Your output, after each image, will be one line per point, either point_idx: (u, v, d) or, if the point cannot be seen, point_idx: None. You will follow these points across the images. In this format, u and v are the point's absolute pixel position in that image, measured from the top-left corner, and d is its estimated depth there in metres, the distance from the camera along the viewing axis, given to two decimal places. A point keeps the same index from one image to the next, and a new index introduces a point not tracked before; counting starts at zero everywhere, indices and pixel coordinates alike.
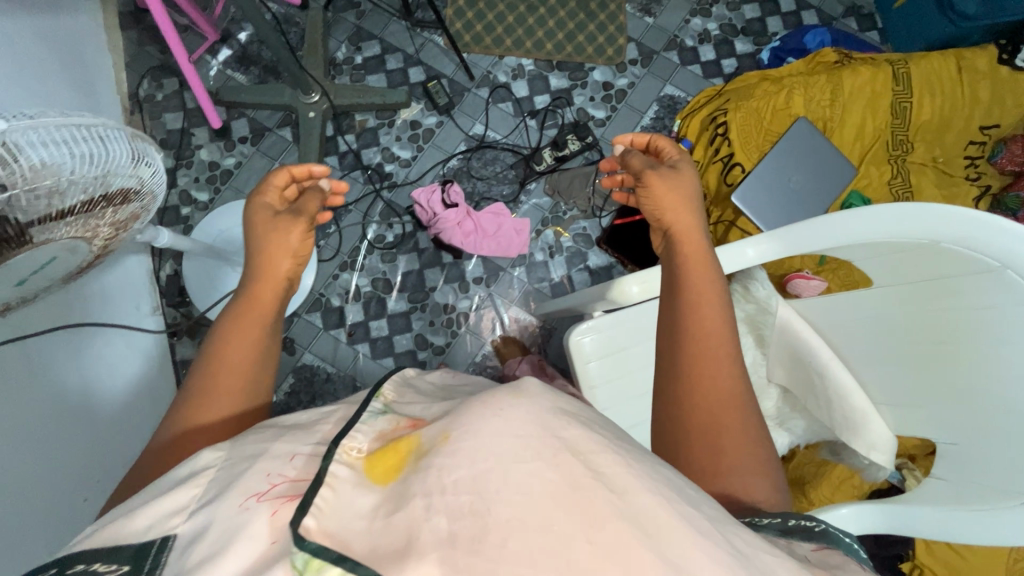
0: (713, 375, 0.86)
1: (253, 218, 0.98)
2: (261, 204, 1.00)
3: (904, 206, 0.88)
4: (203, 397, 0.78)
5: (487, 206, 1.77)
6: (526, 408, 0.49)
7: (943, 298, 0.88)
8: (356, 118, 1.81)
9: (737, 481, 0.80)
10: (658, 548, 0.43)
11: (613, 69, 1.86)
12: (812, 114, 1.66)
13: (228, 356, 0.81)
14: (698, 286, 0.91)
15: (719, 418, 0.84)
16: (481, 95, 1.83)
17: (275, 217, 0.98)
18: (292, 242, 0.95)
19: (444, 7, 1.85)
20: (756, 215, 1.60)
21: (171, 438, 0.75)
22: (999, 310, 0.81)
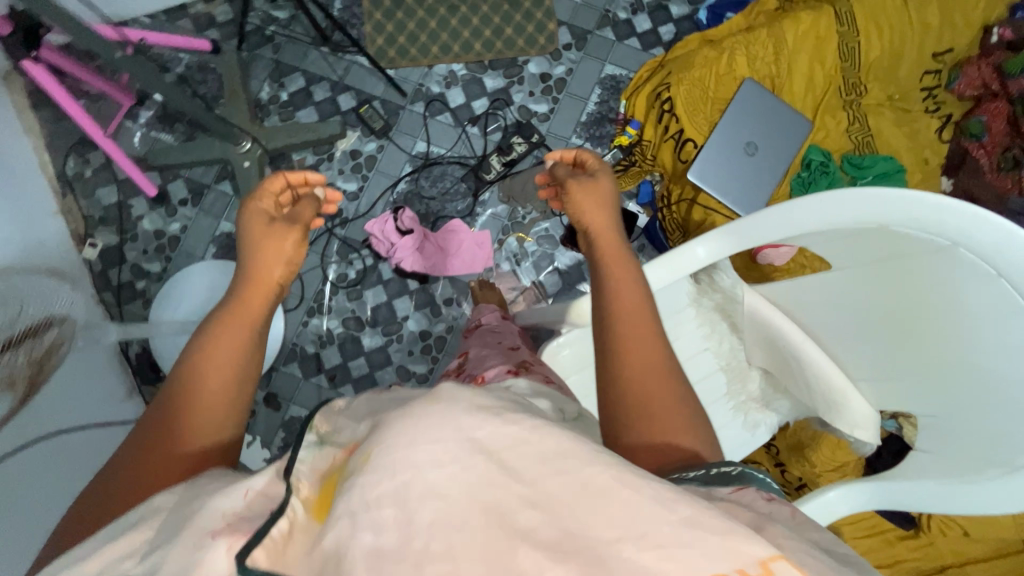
0: (645, 346, 0.86)
1: (247, 226, 0.95)
2: (256, 209, 0.97)
3: (853, 193, 0.83)
4: (180, 414, 0.74)
5: (445, 224, 1.72)
6: (440, 414, 0.51)
7: (905, 277, 0.84)
8: (293, 158, 1.74)
9: (669, 447, 0.81)
10: (558, 519, 0.45)
11: (549, 57, 1.78)
12: (756, 75, 1.59)
13: (208, 368, 0.77)
14: (613, 272, 0.92)
15: (653, 386, 0.84)
16: (417, 110, 1.76)
17: (274, 225, 0.94)
18: (285, 250, 0.91)
19: (362, 23, 1.76)
20: (717, 192, 1.55)
21: (146, 459, 0.72)
22: (960, 288, 0.78)
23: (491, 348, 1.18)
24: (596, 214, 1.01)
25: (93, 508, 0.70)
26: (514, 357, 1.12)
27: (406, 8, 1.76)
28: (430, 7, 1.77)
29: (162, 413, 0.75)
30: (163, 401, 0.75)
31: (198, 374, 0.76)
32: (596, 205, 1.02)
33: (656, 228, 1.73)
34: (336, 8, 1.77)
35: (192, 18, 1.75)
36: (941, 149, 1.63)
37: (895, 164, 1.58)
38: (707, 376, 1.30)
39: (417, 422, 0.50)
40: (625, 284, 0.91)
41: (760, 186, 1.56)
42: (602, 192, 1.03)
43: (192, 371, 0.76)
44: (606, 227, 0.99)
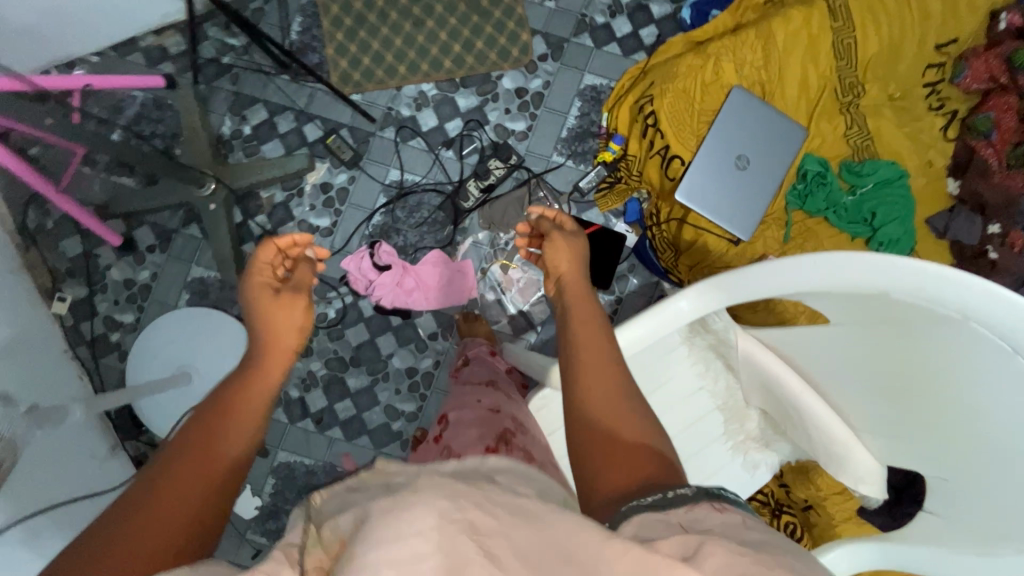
0: (606, 374, 0.88)
1: (252, 301, 0.91)
2: (260, 283, 0.92)
3: (847, 259, 0.76)
4: (183, 474, 0.65)
5: (424, 256, 1.65)
6: (420, 502, 0.47)
7: (909, 341, 0.78)
8: (261, 195, 1.67)
9: (632, 468, 0.77)
10: None
11: (523, 70, 1.68)
12: (743, 83, 1.48)
13: (219, 429, 0.71)
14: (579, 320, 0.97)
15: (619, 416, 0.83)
16: (389, 137, 1.67)
17: (284, 298, 0.91)
18: (296, 320, 0.90)
19: (324, 46, 1.67)
20: (707, 212, 1.47)
21: (135, 528, 0.59)
22: (969, 361, 0.71)
23: (470, 412, 1.04)
24: (564, 266, 1.08)
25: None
26: (495, 424, 0.98)
27: (369, 27, 1.67)
28: (396, 23, 1.67)
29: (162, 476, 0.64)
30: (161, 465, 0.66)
31: (208, 435, 0.70)
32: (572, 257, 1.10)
33: (647, 247, 1.64)
34: (295, 31, 1.67)
35: (144, 51, 1.65)
36: (946, 148, 1.53)
37: (897, 170, 1.48)
38: (704, 416, 1.24)
39: (394, 511, 0.46)
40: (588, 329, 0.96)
41: (752, 202, 1.48)
42: (572, 250, 1.09)
43: (205, 428, 0.70)
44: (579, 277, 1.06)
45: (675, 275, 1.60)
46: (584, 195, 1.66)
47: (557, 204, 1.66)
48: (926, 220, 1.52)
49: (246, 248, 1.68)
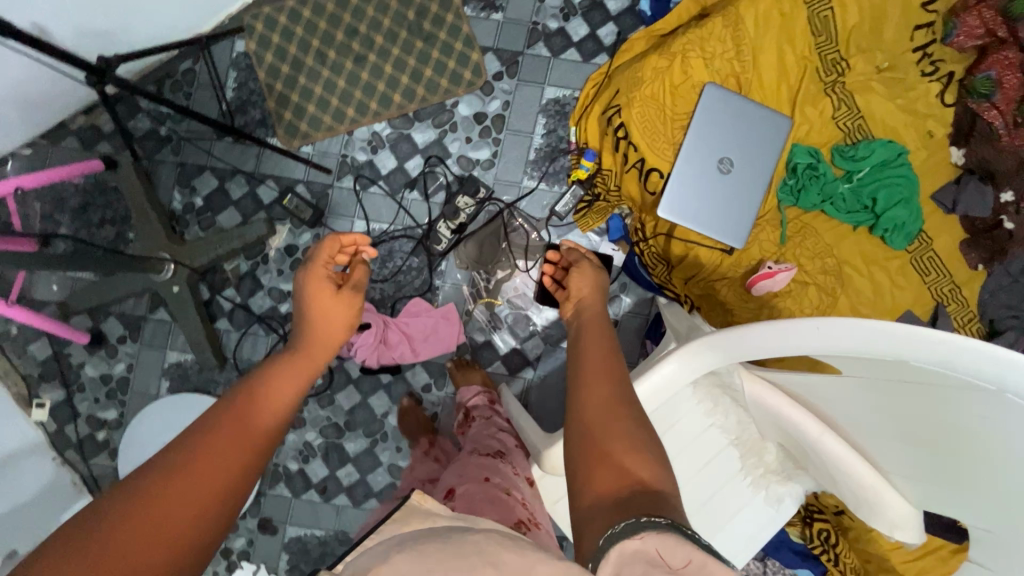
0: (607, 373, 0.82)
1: (311, 292, 1.00)
2: (315, 278, 1.02)
3: (850, 321, 0.76)
4: (226, 442, 0.67)
5: (404, 307, 1.57)
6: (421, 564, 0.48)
7: (928, 400, 0.74)
8: (225, 268, 1.58)
9: (626, 469, 0.67)
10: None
11: (479, 94, 1.56)
12: (715, 79, 1.36)
13: (261, 410, 0.73)
14: (587, 333, 0.96)
15: (621, 417, 0.75)
16: (348, 186, 1.57)
17: (342, 299, 1.00)
18: (343, 314, 0.99)
19: (264, 99, 1.56)
20: (695, 225, 1.37)
21: (181, 486, 0.61)
22: (992, 427, 0.66)
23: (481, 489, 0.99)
24: (582, 291, 1.11)
25: (95, 538, 0.55)
26: (510, 511, 0.95)
27: (308, 71, 1.55)
28: (335, 62, 1.55)
29: (208, 438, 0.66)
30: (209, 426, 0.68)
31: (251, 412, 0.72)
32: (592, 288, 1.12)
33: (636, 263, 1.52)
34: (232, 88, 1.56)
35: (77, 133, 1.55)
36: (946, 115, 1.40)
37: (895, 148, 1.37)
38: (719, 454, 1.16)
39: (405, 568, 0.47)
40: (595, 334, 0.95)
41: (741, 208, 1.37)
42: (591, 277, 1.14)
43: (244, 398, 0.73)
44: (597, 301, 1.08)
45: (671, 288, 1.46)
46: (563, 217, 1.56)
47: (536, 232, 1.56)
48: (931, 195, 1.41)
49: (219, 325, 1.60)
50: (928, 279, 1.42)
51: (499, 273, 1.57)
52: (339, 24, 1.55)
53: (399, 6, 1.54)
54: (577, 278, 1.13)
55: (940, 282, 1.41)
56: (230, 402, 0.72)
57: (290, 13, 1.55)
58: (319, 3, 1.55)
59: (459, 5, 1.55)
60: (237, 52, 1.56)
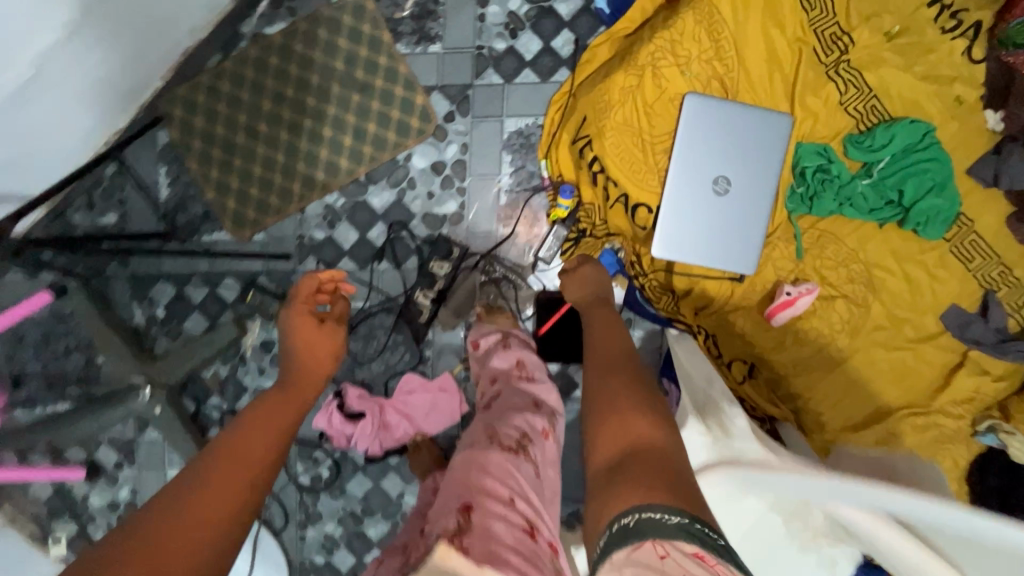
0: (612, 361, 0.95)
1: (297, 320, 1.15)
2: (298, 312, 1.16)
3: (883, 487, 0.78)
4: (235, 465, 0.69)
5: (398, 384, 1.46)
6: None
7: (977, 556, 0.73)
8: (205, 375, 1.48)
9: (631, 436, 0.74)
10: None
11: (432, 141, 1.39)
12: (695, 86, 1.16)
13: (257, 436, 0.76)
14: (597, 324, 1.08)
15: (630, 395, 0.82)
16: (312, 268, 1.43)
17: (324, 327, 1.16)
18: (330, 346, 1.13)
19: (202, 191, 1.42)
20: (696, 260, 1.21)
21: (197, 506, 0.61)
22: None
23: (503, 521, 0.84)
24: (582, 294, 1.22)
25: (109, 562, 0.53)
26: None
27: (244, 151, 1.40)
28: (269, 135, 1.40)
29: (213, 463, 0.68)
30: (215, 451, 0.71)
31: (251, 440, 0.75)
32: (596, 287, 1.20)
33: (640, 298, 1.39)
34: (166, 186, 1.42)
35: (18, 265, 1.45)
36: (976, 74, 1.17)
37: (919, 129, 1.16)
38: (760, 519, 1.03)
39: None
40: (604, 326, 1.07)
41: (746, 230, 1.20)
42: (595, 274, 1.23)
43: (242, 433, 0.76)
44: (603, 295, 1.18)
45: (683, 320, 1.32)
46: (550, 260, 1.41)
47: (523, 281, 1.41)
48: (966, 170, 1.20)
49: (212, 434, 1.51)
50: (972, 265, 1.24)
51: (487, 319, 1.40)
52: (264, 91, 1.39)
53: (326, 59, 1.38)
54: (586, 267, 1.24)
55: (988, 267, 1.23)
56: (225, 437, 0.75)
57: (209, 91, 1.39)
58: (237, 73, 1.39)
59: (391, 43, 1.37)
60: (161, 144, 1.42)
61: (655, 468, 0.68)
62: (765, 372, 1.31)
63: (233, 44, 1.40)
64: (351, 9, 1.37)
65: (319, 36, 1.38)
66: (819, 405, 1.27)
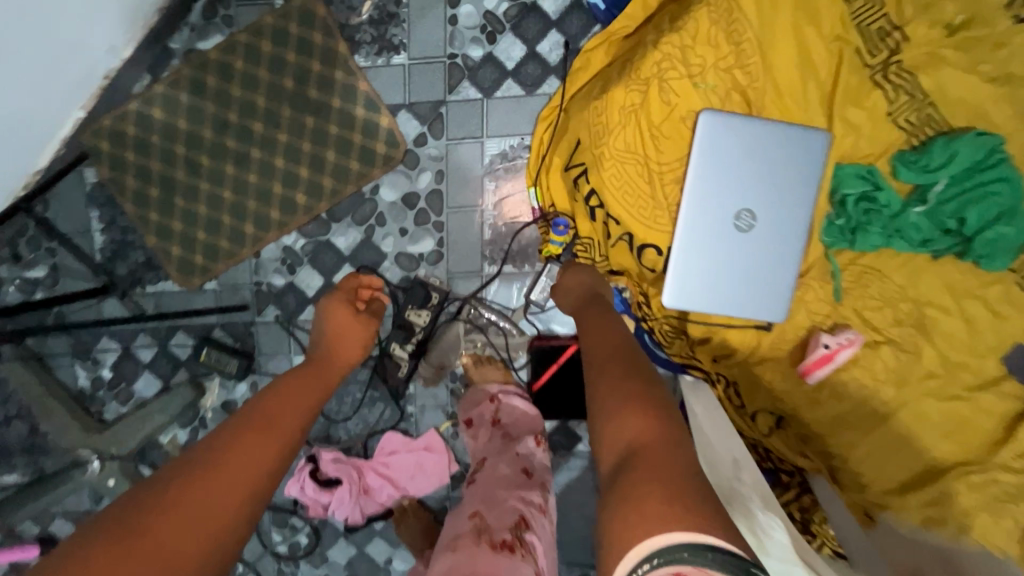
0: (618, 347, 0.88)
1: (332, 315, 1.08)
2: (335, 304, 1.09)
3: None
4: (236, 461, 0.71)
5: (378, 443, 1.30)
6: None
7: None
8: (162, 441, 1.32)
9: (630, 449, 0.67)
10: None
11: (403, 169, 1.20)
12: (712, 101, 0.95)
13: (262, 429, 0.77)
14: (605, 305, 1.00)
15: (625, 390, 0.76)
16: (274, 318, 1.26)
17: (357, 319, 1.09)
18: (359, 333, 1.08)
19: (142, 236, 1.24)
20: (714, 309, 1.02)
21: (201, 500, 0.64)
22: None
23: None
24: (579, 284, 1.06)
25: (120, 530, 0.58)
26: None
27: (185, 188, 1.21)
28: (213, 169, 1.21)
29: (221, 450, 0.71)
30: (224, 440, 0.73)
31: (259, 427, 0.77)
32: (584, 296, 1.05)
33: (649, 342, 1.19)
34: (100, 231, 1.24)
35: None
36: None
37: (986, 143, 0.95)
38: None
39: None
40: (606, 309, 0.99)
41: (774, 271, 1.01)
42: (583, 277, 1.06)
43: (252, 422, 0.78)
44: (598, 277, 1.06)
45: (699, 367, 1.14)
46: (544, 304, 1.22)
47: (513, 326, 1.23)
48: None
49: None
50: None
51: (475, 373, 1.21)
52: (203, 118, 1.19)
53: (272, 77, 1.18)
54: (568, 278, 1.08)
55: None
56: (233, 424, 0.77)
57: (140, 121, 1.19)
58: (171, 96, 1.19)
59: (348, 55, 1.17)
60: (90, 184, 1.23)
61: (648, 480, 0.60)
62: (795, 425, 1.13)
63: (163, 64, 1.20)
64: (299, 17, 1.17)
65: (263, 50, 1.17)
66: (859, 466, 1.09)
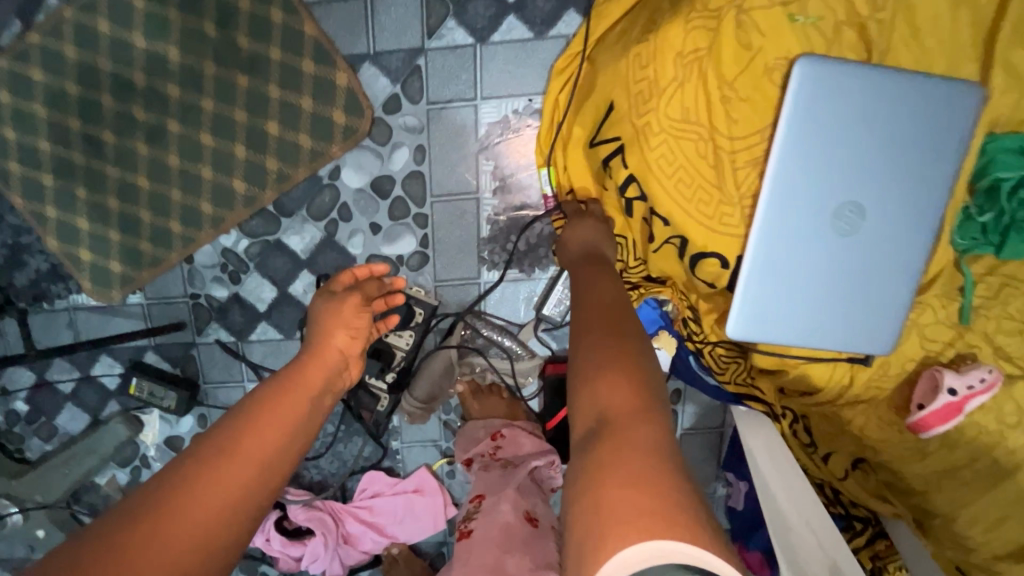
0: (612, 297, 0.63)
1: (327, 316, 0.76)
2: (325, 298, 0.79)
3: None
4: (243, 452, 0.53)
5: (358, 485, 1.07)
6: None
7: None
8: (98, 483, 1.09)
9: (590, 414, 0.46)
10: None
11: (371, 146, 0.91)
12: (815, 44, 0.64)
13: (280, 409, 0.59)
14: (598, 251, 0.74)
15: (607, 330, 0.55)
16: (217, 339, 1.00)
17: (360, 315, 0.78)
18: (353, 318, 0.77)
19: (40, 237, 0.95)
20: (798, 341, 0.74)
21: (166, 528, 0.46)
22: None
23: None
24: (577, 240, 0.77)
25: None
26: None
27: (87, 173, 0.92)
28: (121, 149, 0.91)
29: (223, 439, 0.54)
30: (228, 425, 0.56)
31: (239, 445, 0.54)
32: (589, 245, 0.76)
33: (695, 365, 0.94)
34: None
35: None
36: None
37: None
38: None
39: None
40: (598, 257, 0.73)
41: (888, 288, 0.72)
42: (589, 232, 0.76)
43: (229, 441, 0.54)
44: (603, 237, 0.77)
45: (759, 400, 0.88)
46: (559, 319, 0.94)
47: (521, 346, 0.97)
48: None
49: None
50: None
51: (473, 406, 0.97)
52: (100, 79, 0.88)
53: (187, 19, 0.86)
54: (578, 228, 0.77)
55: None
56: (238, 411, 0.58)
57: (16, 84, 0.89)
58: (53, 49, 0.88)
59: None
60: None
61: (607, 463, 0.41)
62: (882, 474, 0.86)
63: (38, 3, 0.88)
64: None
65: None
66: (965, 529, 0.81)
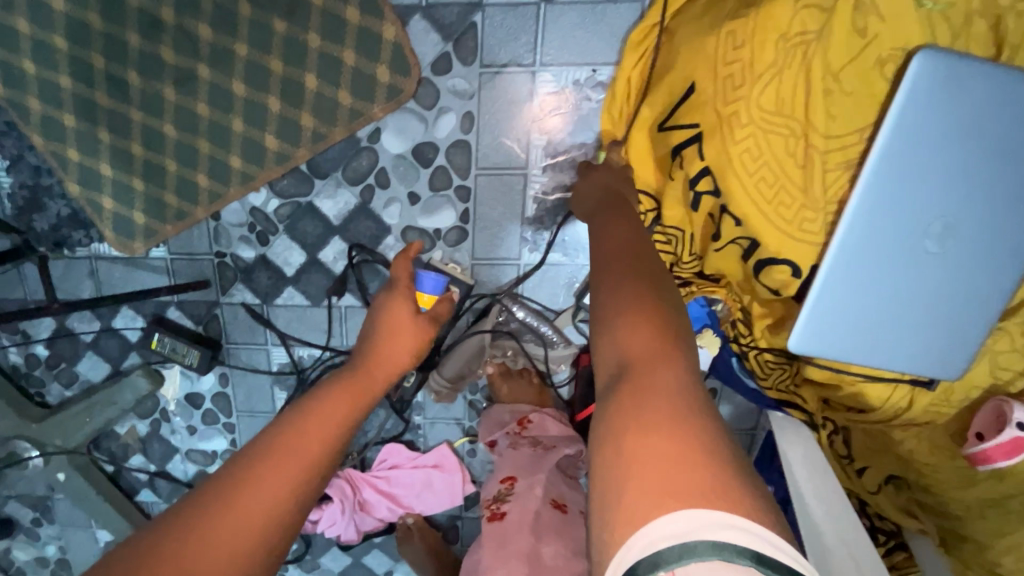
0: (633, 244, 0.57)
1: (389, 310, 0.73)
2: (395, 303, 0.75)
3: None
4: (304, 439, 0.50)
5: (378, 455, 1.06)
6: None
7: None
8: (118, 431, 1.08)
9: (606, 367, 0.44)
10: None
11: (414, 108, 0.84)
12: (939, 35, 0.57)
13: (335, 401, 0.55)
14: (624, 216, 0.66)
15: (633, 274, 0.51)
16: (242, 301, 0.96)
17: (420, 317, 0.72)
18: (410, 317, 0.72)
19: (60, 180, 0.90)
20: (862, 359, 0.69)
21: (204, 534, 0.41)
22: None
23: None
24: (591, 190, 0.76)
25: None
26: None
27: (111, 116, 0.86)
28: (147, 93, 0.85)
29: (287, 424, 0.50)
30: (286, 414, 0.52)
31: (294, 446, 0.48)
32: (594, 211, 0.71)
33: (737, 367, 0.91)
34: (5, 170, 0.90)
35: None
36: None
37: None
38: None
39: None
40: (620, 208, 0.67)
41: (970, 313, 0.66)
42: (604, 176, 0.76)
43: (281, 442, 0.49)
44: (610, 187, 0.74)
45: (799, 408, 0.85)
46: None
47: (557, 334, 0.93)
48: None
49: (143, 497, 1.14)
50: None
51: (501, 389, 0.94)
52: (126, 13, 0.81)
53: None
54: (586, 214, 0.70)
55: None
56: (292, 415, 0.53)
57: (35, 12, 0.82)
58: None
59: None
60: None
61: (627, 417, 0.38)
62: (918, 492, 0.83)
63: None
64: None
65: None
66: (999, 556, 0.77)
